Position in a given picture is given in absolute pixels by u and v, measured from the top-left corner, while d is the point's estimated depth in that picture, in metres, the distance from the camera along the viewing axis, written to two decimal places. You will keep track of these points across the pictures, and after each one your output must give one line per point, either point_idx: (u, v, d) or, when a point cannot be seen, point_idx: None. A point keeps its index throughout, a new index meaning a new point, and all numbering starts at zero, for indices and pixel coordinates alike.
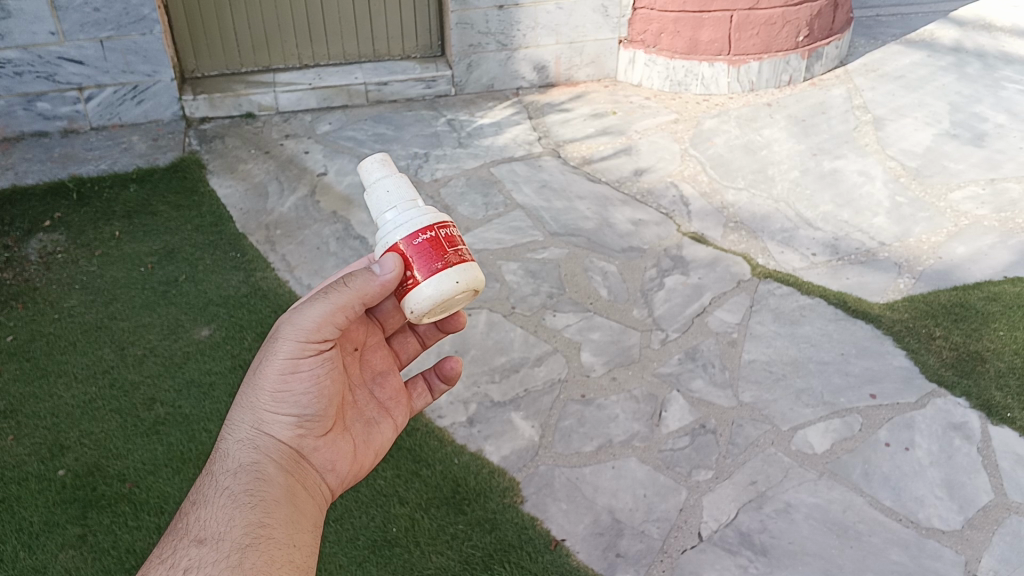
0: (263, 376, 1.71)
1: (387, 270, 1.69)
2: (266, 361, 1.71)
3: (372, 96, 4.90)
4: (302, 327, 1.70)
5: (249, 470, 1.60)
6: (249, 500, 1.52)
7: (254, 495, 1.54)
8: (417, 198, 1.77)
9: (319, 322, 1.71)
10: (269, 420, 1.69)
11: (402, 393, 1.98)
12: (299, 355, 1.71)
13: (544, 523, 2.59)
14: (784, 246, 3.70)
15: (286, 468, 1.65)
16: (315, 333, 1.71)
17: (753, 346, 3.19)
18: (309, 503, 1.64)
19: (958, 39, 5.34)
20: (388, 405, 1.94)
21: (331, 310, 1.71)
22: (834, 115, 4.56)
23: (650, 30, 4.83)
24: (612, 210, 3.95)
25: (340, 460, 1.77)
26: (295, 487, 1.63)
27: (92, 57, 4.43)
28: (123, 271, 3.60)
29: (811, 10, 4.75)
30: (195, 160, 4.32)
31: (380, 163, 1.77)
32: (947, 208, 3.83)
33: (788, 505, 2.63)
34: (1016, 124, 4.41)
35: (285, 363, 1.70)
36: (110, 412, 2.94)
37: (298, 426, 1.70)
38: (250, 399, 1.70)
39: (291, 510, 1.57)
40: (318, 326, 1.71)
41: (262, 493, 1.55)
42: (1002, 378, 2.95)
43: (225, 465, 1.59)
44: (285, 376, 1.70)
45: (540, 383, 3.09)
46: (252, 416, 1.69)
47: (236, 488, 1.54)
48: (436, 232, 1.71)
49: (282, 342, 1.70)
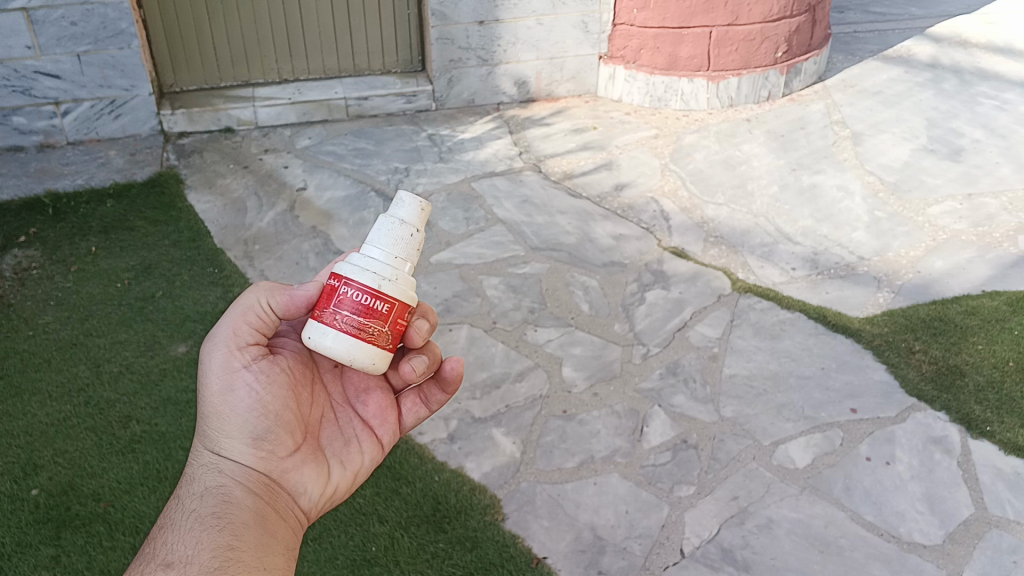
0: (209, 404, 1.73)
1: (304, 289, 1.80)
2: (207, 387, 1.74)
3: (352, 110, 4.89)
4: (224, 343, 1.75)
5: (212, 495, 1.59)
6: (215, 522, 1.51)
7: (219, 518, 1.52)
8: (393, 255, 1.69)
9: (234, 331, 1.76)
10: (228, 446, 1.69)
11: (389, 409, 1.91)
12: (239, 371, 1.73)
13: (525, 540, 2.57)
14: (764, 261, 3.71)
15: (253, 490, 1.64)
16: (235, 339, 1.76)
17: (734, 361, 3.19)
18: (279, 524, 1.61)
19: (934, 56, 5.40)
20: (372, 423, 1.88)
21: (242, 314, 1.77)
22: (812, 131, 4.59)
23: (629, 46, 4.85)
24: (593, 225, 3.95)
25: (313, 479, 1.74)
26: (262, 508, 1.61)
27: (69, 71, 4.39)
28: (99, 287, 3.55)
29: (789, 27, 4.79)
30: (174, 175, 4.29)
31: (402, 203, 1.71)
32: (925, 223, 3.85)
33: (769, 520, 2.63)
34: (992, 139, 4.46)
35: (224, 382, 1.72)
36: (84, 431, 2.89)
37: (258, 446, 1.69)
38: (204, 431, 1.71)
39: (258, 528, 1.54)
40: (236, 330, 1.76)
41: (227, 516, 1.54)
42: (981, 392, 2.97)
43: (188, 495, 1.58)
44: (230, 397, 1.72)
45: (521, 400, 3.07)
46: (213, 447, 1.69)
47: (200, 513, 1.53)
48: (363, 295, 1.66)
49: (219, 363, 1.73)
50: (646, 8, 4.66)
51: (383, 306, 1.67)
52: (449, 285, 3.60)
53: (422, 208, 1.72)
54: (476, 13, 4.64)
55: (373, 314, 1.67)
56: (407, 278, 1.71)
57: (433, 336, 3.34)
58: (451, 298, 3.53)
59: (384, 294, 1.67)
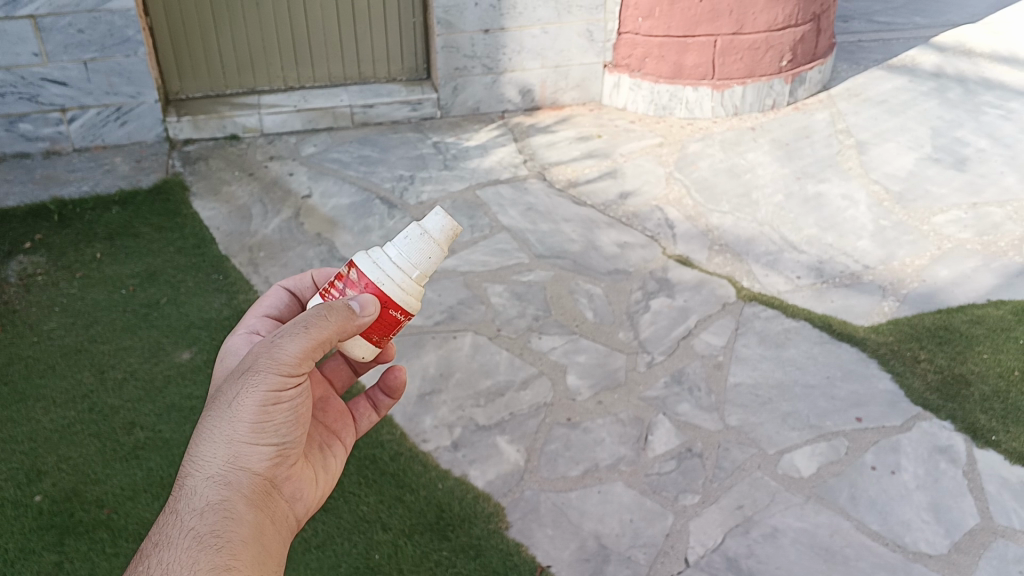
0: (236, 404, 1.56)
1: (364, 310, 1.67)
2: (243, 390, 1.56)
3: (357, 118, 4.89)
4: (282, 358, 1.58)
5: (217, 508, 1.45)
6: (216, 542, 1.38)
7: (222, 538, 1.40)
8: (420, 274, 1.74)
9: (300, 356, 1.59)
10: (240, 452, 1.55)
11: (346, 414, 1.97)
12: (282, 384, 1.59)
13: (529, 549, 2.56)
14: (769, 270, 3.70)
15: (257, 506, 1.51)
16: (296, 366, 1.59)
17: (739, 369, 3.18)
18: (275, 543, 1.52)
19: (939, 65, 5.41)
20: (334, 428, 1.93)
21: (310, 345, 1.60)
22: (817, 140, 4.59)
23: (634, 55, 4.86)
24: (597, 233, 3.95)
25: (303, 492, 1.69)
26: (264, 526, 1.50)
27: (76, 78, 4.41)
28: (104, 293, 3.56)
29: (794, 35, 4.80)
30: (179, 182, 4.30)
31: (439, 224, 1.72)
32: (931, 232, 3.85)
33: (774, 529, 2.62)
34: (997, 149, 4.45)
35: (267, 396, 1.57)
36: (88, 437, 2.89)
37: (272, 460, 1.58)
38: (220, 425, 1.54)
39: (260, 552, 1.44)
40: (300, 359, 1.59)
41: (229, 534, 1.41)
42: (987, 402, 2.96)
43: (190, 503, 1.44)
44: (265, 411, 1.57)
45: (525, 407, 3.06)
46: (224, 448, 1.54)
47: (200, 530, 1.39)
48: (397, 313, 1.72)
49: (262, 369, 1.57)
50: (651, 16, 4.67)
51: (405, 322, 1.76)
52: (453, 292, 3.60)
53: (451, 228, 1.74)
54: (481, 21, 4.66)
55: (396, 326, 1.76)
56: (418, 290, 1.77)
57: (437, 343, 3.33)
58: (456, 305, 3.52)
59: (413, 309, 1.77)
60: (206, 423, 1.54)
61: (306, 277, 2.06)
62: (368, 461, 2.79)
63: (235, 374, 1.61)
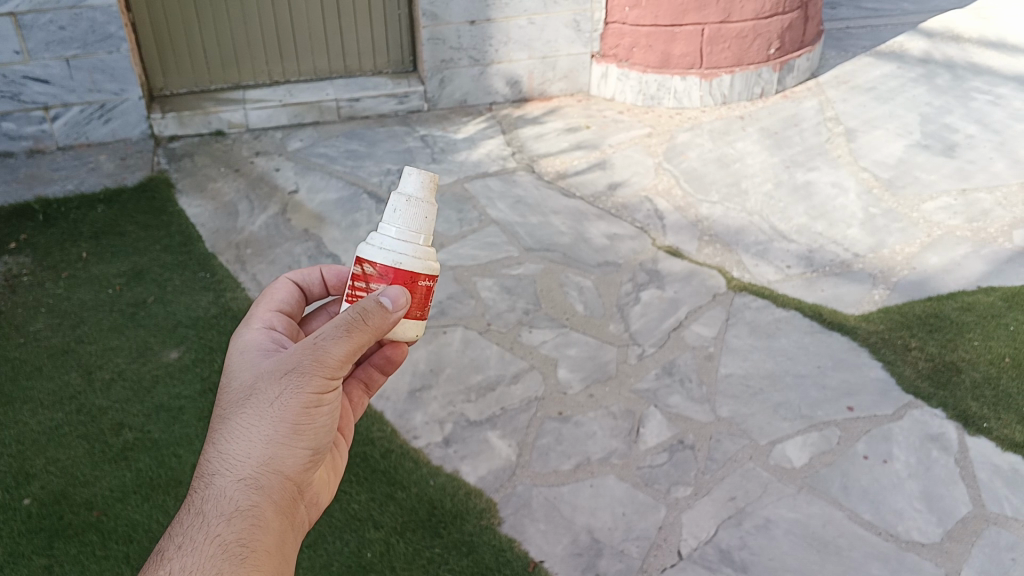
0: (276, 405, 1.51)
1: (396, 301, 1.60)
2: (285, 391, 1.52)
3: (343, 112, 4.86)
4: (328, 360, 1.53)
5: (245, 515, 1.40)
6: (241, 553, 1.34)
7: (245, 549, 1.35)
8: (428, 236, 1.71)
9: (346, 360, 1.54)
10: (273, 453, 1.50)
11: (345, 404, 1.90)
12: (323, 387, 1.54)
13: (522, 544, 2.55)
14: (759, 260, 3.69)
15: (284, 513, 1.47)
16: (341, 369, 1.55)
17: (730, 360, 3.18)
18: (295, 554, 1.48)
19: (927, 51, 5.40)
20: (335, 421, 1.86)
21: (356, 349, 1.55)
22: (806, 127, 4.58)
23: (622, 45, 4.83)
24: (587, 225, 3.93)
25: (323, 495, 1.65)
26: (287, 536, 1.46)
27: (58, 76, 4.36)
28: (91, 293, 3.53)
29: (781, 23, 4.78)
30: (164, 179, 4.26)
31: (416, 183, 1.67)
32: (920, 219, 3.84)
33: (767, 521, 2.61)
34: (987, 135, 4.45)
35: (308, 398, 1.53)
36: (76, 438, 2.87)
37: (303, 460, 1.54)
38: (257, 424, 1.50)
39: (279, 565, 1.40)
40: (345, 362, 1.54)
41: (254, 545, 1.36)
42: (978, 389, 2.96)
43: (217, 507, 1.38)
44: (304, 412, 1.53)
45: (517, 402, 3.05)
46: (256, 448, 1.49)
47: (227, 538, 1.34)
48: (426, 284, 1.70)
49: (306, 370, 1.53)
50: (638, 6, 4.65)
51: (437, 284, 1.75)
52: (442, 287, 3.58)
53: (429, 181, 1.68)
54: (467, 13, 4.63)
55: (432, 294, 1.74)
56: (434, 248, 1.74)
57: (427, 338, 3.31)
58: (445, 300, 3.50)
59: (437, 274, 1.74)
60: (242, 420, 1.49)
61: (313, 272, 2.02)
62: (359, 459, 2.78)
63: (274, 371, 1.56)
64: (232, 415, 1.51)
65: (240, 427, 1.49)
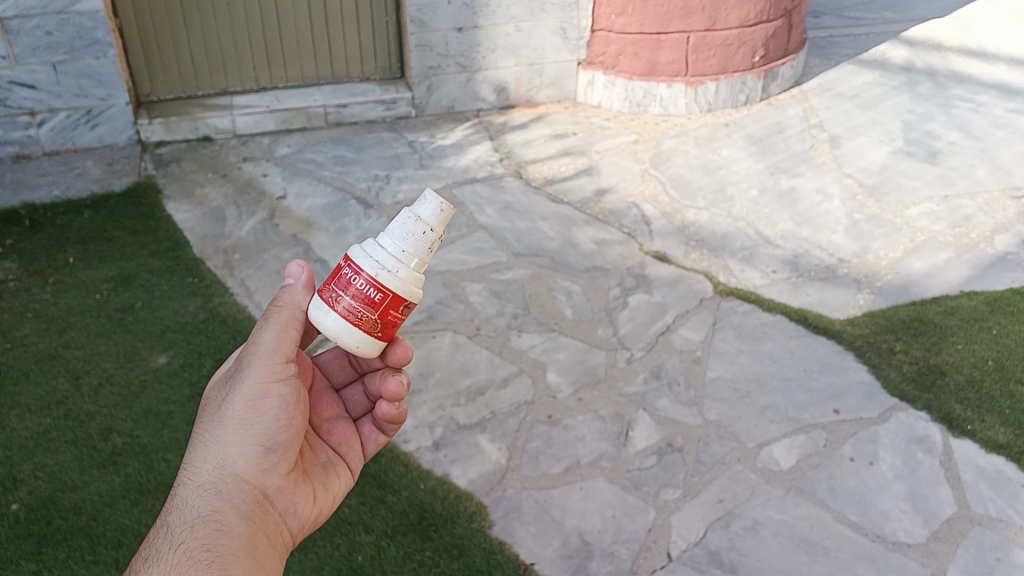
0: (228, 408, 1.65)
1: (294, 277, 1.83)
2: (232, 392, 1.67)
3: (331, 118, 4.87)
4: (264, 351, 1.71)
5: (208, 520, 1.48)
6: (207, 556, 1.40)
7: (210, 550, 1.41)
8: (398, 248, 1.69)
9: (278, 343, 1.73)
10: (232, 457, 1.60)
11: (353, 436, 2.00)
12: (268, 381, 1.69)
13: (512, 547, 2.56)
14: (745, 265, 3.72)
15: (249, 515, 1.55)
16: (277, 354, 1.72)
17: (718, 364, 3.20)
18: (270, 555, 1.53)
19: (909, 59, 5.47)
20: (339, 452, 1.95)
21: (281, 330, 1.75)
22: (790, 135, 4.63)
23: (608, 52, 4.86)
24: (575, 230, 3.96)
25: (300, 504, 1.71)
26: (257, 537, 1.52)
27: (45, 81, 4.35)
28: (77, 298, 3.52)
29: (765, 31, 4.84)
30: (152, 185, 4.26)
31: (423, 200, 1.70)
32: (904, 225, 3.89)
33: (755, 522, 2.63)
34: (968, 142, 4.51)
35: (255, 389, 1.67)
36: (64, 444, 2.86)
37: (263, 460, 1.64)
38: (214, 432, 1.62)
39: (250, 561, 1.45)
40: (278, 345, 1.73)
41: (220, 547, 1.43)
42: (961, 392, 3.00)
43: (181, 516, 1.47)
44: (255, 406, 1.66)
45: (506, 406, 3.06)
46: (214, 455, 1.59)
47: (192, 542, 1.41)
48: (352, 275, 1.69)
49: (249, 370, 1.69)
50: (624, 14, 4.68)
51: (371, 292, 1.68)
52: (432, 291, 3.58)
53: (437, 204, 1.70)
54: (455, 19, 4.65)
55: (365, 298, 1.68)
56: (402, 270, 1.69)
57: (417, 343, 3.32)
58: (434, 305, 3.51)
59: (375, 282, 1.67)
60: (200, 434, 1.62)
61: None
62: None
63: (224, 383, 1.72)
64: (194, 434, 1.64)
65: (199, 441, 1.61)
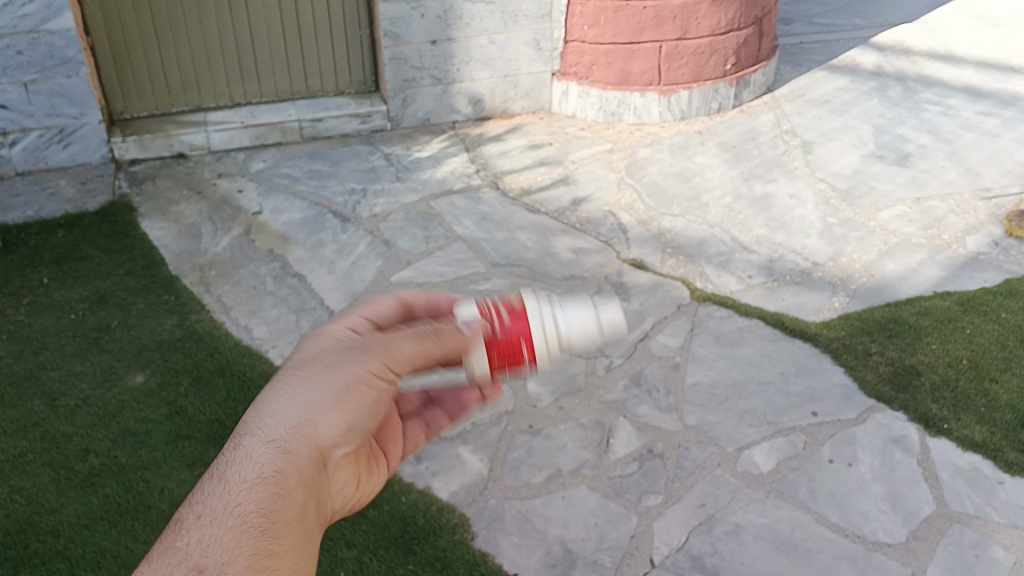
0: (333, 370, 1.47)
1: None
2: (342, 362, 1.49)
3: (306, 133, 4.86)
4: (398, 354, 1.53)
5: (273, 481, 1.30)
6: (264, 523, 1.25)
7: (268, 516, 1.26)
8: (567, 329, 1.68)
9: (412, 356, 1.55)
10: (316, 422, 1.41)
11: (398, 430, 1.87)
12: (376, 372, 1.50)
13: (495, 558, 2.56)
14: (721, 270, 3.75)
15: (312, 479, 1.38)
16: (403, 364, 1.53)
17: (696, 370, 3.22)
18: (317, 530, 1.39)
19: (879, 64, 5.54)
20: (384, 444, 1.82)
21: (421, 345, 1.57)
22: (763, 141, 4.67)
23: (582, 63, 4.89)
24: (552, 240, 3.97)
25: (349, 483, 1.56)
26: (312, 508, 1.37)
27: (16, 101, 4.32)
28: (53, 318, 3.48)
29: (736, 39, 4.89)
30: (127, 203, 4.23)
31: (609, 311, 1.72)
32: (877, 227, 3.94)
33: (737, 526, 2.64)
34: (938, 145, 4.57)
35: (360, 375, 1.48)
36: (41, 466, 2.82)
37: (345, 439, 1.45)
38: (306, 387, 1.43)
39: (304, 536, 1.30)
40: (411, 359, 1.55)
41: (280, 511, 1.28)
42: (937, 391, 3.03)
43: (243, 472, 1.29)
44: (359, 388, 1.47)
45: (486, 416, 3.06)
46: (297, 413, 1.40)
47: (250, 507, 1.25)
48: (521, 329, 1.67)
49: (369, 354, 1.51)
50: (596, 24, 4.72)
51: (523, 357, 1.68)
52: None
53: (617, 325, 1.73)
54: (428, 32, 4.66)
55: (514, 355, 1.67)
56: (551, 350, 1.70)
57: None
58: None
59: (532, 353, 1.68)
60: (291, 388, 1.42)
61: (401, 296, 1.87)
62: None
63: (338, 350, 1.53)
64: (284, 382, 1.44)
65: (284, 393, 1.42)
